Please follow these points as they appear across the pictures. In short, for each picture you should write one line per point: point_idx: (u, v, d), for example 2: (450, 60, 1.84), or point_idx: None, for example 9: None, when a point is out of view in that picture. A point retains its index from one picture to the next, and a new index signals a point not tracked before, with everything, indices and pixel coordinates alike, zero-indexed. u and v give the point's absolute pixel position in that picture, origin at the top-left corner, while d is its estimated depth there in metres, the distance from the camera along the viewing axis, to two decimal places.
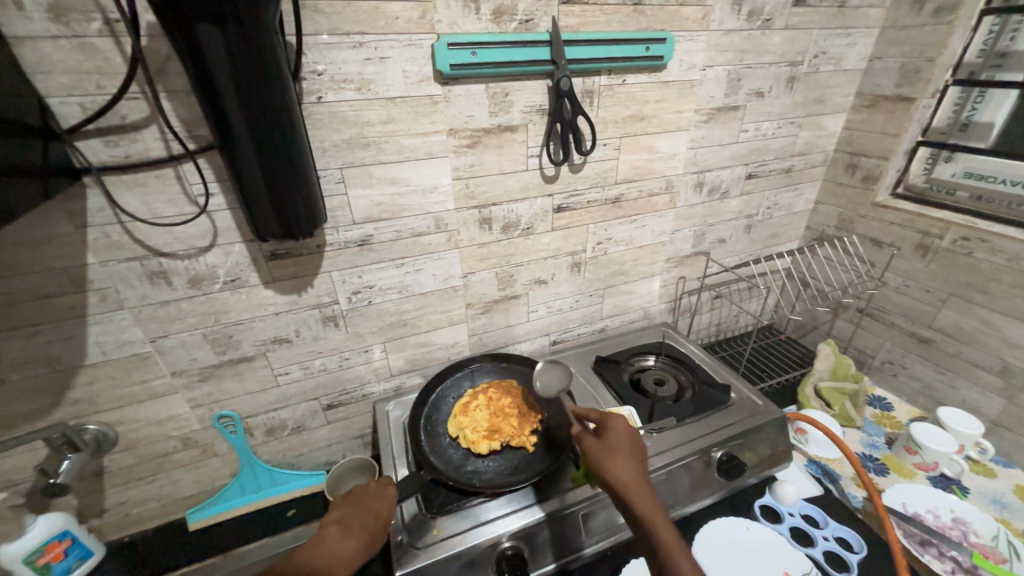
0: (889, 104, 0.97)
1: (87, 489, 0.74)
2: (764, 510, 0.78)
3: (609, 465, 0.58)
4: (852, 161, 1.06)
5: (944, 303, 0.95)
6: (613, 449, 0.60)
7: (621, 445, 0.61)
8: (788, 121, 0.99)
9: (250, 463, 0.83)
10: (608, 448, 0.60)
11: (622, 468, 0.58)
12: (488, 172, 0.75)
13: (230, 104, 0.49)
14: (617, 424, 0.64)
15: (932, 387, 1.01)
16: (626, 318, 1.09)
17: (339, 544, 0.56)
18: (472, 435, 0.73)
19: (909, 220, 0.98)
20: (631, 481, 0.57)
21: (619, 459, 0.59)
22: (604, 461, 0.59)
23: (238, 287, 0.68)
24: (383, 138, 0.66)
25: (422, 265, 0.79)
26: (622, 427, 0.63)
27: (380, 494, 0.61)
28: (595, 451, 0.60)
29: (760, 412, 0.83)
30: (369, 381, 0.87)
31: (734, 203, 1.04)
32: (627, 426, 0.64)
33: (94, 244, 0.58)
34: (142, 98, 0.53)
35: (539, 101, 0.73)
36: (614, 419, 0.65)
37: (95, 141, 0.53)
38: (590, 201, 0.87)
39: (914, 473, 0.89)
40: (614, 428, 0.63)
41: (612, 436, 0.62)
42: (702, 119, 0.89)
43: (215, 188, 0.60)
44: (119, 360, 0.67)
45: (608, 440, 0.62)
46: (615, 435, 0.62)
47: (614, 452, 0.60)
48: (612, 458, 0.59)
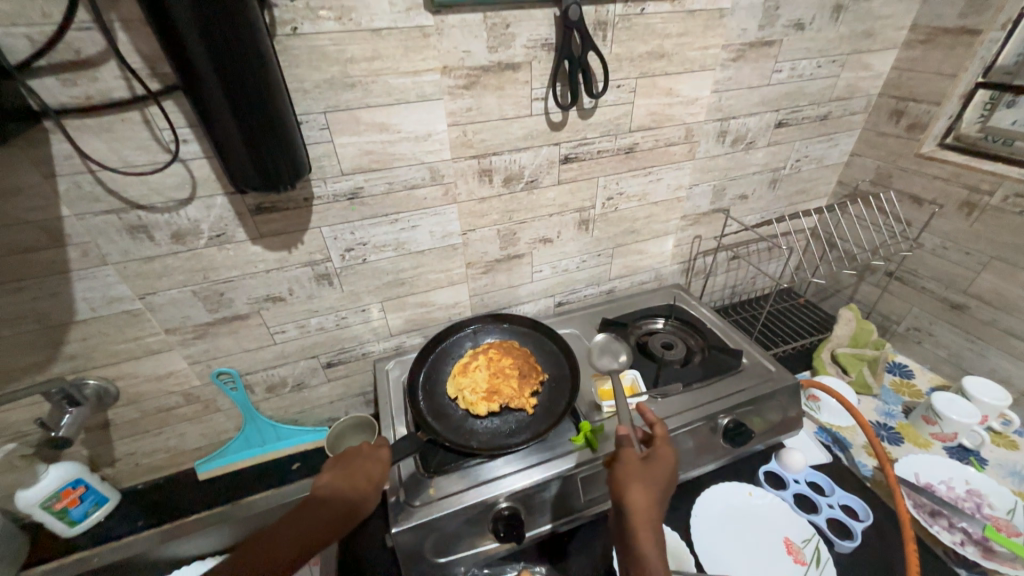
0: (948, 38, 0.85)
1: (96, 441, 0.76)
2: (768, 476, 0.76)
3: (635, 488, 0.53)
4: (898, 107, 0.95)
5: (984, 267, 0.88)
6: (648, 475, 0.55)
7: (659, 479, 0.55)
8: (828, 60, 0.88)
9: (253, 418, 0.84)
10: (645, 474, 0.54)
11: (647, 498, 0.52)
12: (487, 118, 0.69)
13: (187, 33, 0.42)
14: (662, 454, 0.58)
15: (959, 356, 0.95)
16: (636, 280, 1.04)
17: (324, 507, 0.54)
18: (471, 396, 0.71)
19: (956, 173, 0.88)
20: (649, 513, 0.51)
21: (648, 489, 0.53)
22: (632, 481, 0.53)
23: (224, 243, 0.65)
24: (370, 77, 0.59)
25: (418, 221, 0.74)
26: (665, 462, 0.57)
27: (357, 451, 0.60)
28: (630, 467, 0.55)
29: (772, 378, 0.79)
30: (368, 341, 0.85)
31: (760, 154, 0.95)
32: (672, 462, 0.58)
33: (66, 195, 0.55)
34: (94, 28, 0.48)
35: (544, 34, 0.65)
36: (663, 448, 0.59)
37: (50, 79, 0.48)
38: (600, 150, 0.80)
39: (929, 443, 0.86)
40: (660, 460, 0.57)
41: (655, 464, 0.56)
42: (731, 57, 0.79)
43: (187, 134, 0.56)
44: (110, 317, 0.65)
45: (648, 464, 0.56)
46: (656, 465, 0.56)
47: (647, 480, 0.54)
48: (642, 482, 0.53)
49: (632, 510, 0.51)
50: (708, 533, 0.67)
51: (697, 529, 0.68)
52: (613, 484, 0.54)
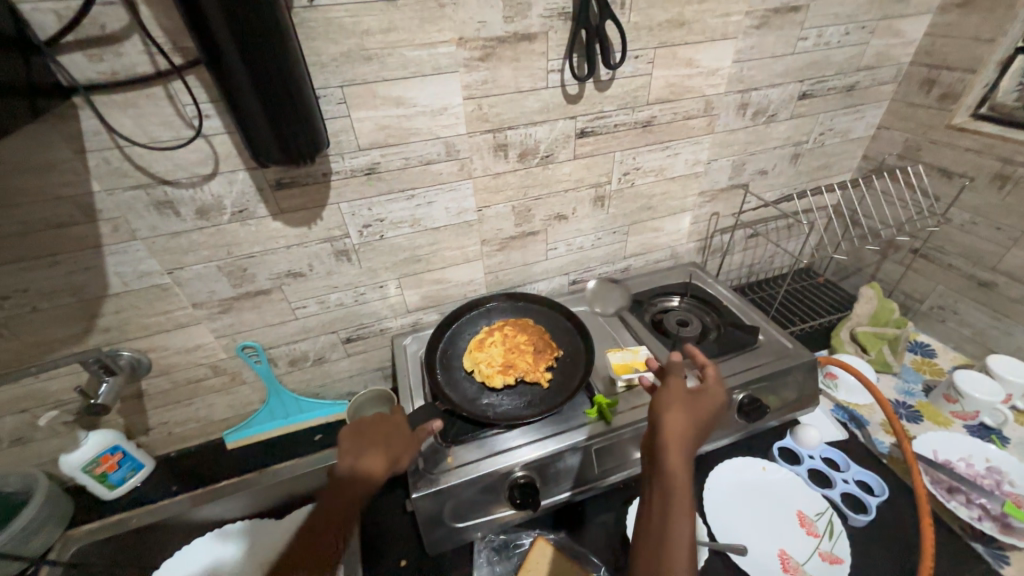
0: (988, 0, 0.80)
1: (131, 410, 0.80)
2: (782, 452, 0.77)
3: (674, 412, 0.55)
4: (930, 75, 0.91)
5: (1015, 242, 0.85)
6: (690, 406, 0.56)
7: (700, 411, 0.56)
8: (857, 26, 0.84)
9: (276, 391, 0.87)
10: (686, 403, 0.56)
11: (684, 422, 0.54)
12: (503, 91, 0.68)
13: (208, 5, 0.43)
14: (711, 394, 0.59)
15: (985, 334, 0.93)
16: (652, 258, 1.03)
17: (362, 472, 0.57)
18: (487, 369, 0.73)
19: (990, 145, 0.85)
20: (683, 435, 0.53)
21: (686, 416, 0.55)
22: (672, 406, 0.55)
23: (247, 219, 0.67)
24: (386, 50, 0.59)
25: (434, 197, 0.75)
26: (712, 402, 0.58)
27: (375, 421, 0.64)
28: (672, 396, 0.57)
29: (789, 355, 0.79)
30: (386, 317, 0.87)
31: (782, 127, 0.93)
32: (718, 403, 0.58)
33: (96, 171, 0.57)
34: (117, 2, 0.48)
35: (561, 3, 0.63)
36: (711, 388, 0.59)
37: (78, 55, 0.50)
38: (617, 124, 0.78)
39: (950, 421, 0.85)
40: (708, 399, 0.58)
41: (700, 400, 0.57)
42: (754, 24, 0.76)
43: (209, 109, 0.57)
44: (140, 291, 0.68)
45: (693, 398, 0.57)
46: (700, 402, 0.57)
47: (686, 408, 0.56)
48: (681, 409, 0.55)
49: (666, 428, 0.53)
50: (721, 505, 0.68)
51: (711, 501, 0.69)
52: (652, 409, 0.57)
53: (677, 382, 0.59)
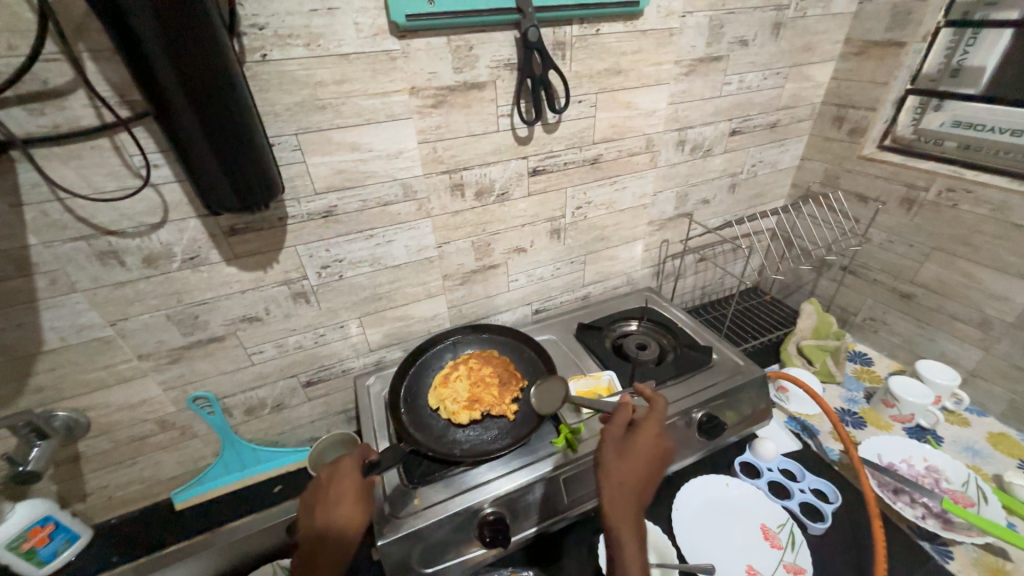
0: (878, 50, 0.92)
1: (65, 475, 0.74)
2: (743, 467, 0.79)
3: (611, 463, 0.57)
4: (839, 113, 1.02)
5: (927, 257, 0.95)
6: (627, 451, 0.58)
7: (636, 460, 0.57)
8: (773, 72, 0.94)
9: (231, 443, 0.82)
10: (621, 455, 0.58)
11: (622, 472, 0.56)
12: (456, 134, 0.71)
13: (158, 63, 0.44)
14: (646, 430, 0.61)
15: (912, 341, 1.02)
16: (610, 285, 1.08)
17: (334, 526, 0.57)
18: (452, 405, 0.72)
19: (895, 172, 0.95)
20: (624, 486, 0.55)
21: (625, 465, 0.57)
22: (608, 457, 0.58)
23: (198, 266, 0.65)
24: (340, 99, 0.61)
25: (393, 236, 0.76)
26: (648, 438, 0.60)
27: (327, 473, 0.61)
28: (608, 444, 0.59)
29: (741, 372, 0.83)
30: (347, 357, 0.85)
31: (718, 161, 1.01)
32: (655, 438, 0.60)
33: (33, 223, 0.55)
34: (62, 59, 0.49)
35: (507, 55, 0.68)
36: (646, 425, 0.61)
37: (17, 110, 0.49)
38: (567, 162, 0.83)
39: (890, 425, 0.91)
40: (643, 436, 0.60)
41: (636, 440, 0.60)
42: (683, 71, 0.84)
43: (158, 159, 0.56)
44: (79, 345, 0.64)
45: (630, 440, 0.59)
46: (637, 442, 0.59)
47: (623, 455, 0.58)
48: (618, 459, 0.58)
49: (605, 490, 0.55)
50: (688, 525, 0.69)
51: (678, 522, 0.70)
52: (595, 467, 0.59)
53: (614, 427, 0.61)
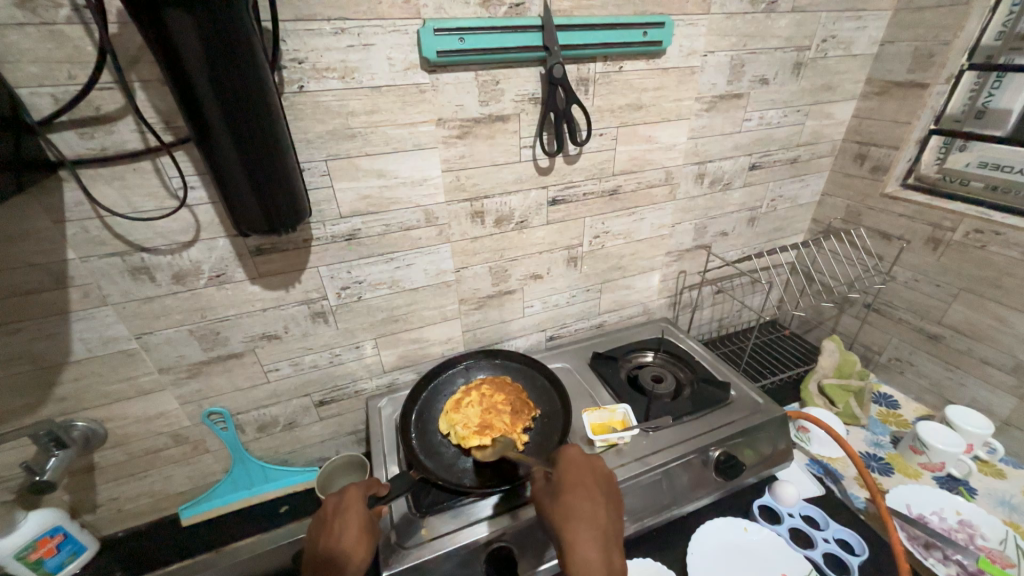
0: (901, 91, 0.93)
1: (77, 486, 0.74)
2: (762, 510, 0.76)
3: (553, 509, 0.56)
4: (861, 150, 1.02)
5: (955, 298, 0.92)
6: (559, 490, 0.57)
7: (570, 492, 0.57)
8: (793, 109, 0.95)
9: (241, 459, 0.82)
10: (558, 496, 0.57)
11: (564, 510, 0.55)
12: (480, 164, 0.73)
13: (205, 96, 0.46)
14: (570, 458, 0.61)
15: (941, 385, 0.98)
16: (625, 314, 1.07)
17: (333, 550, 0.56)
18: (462, 431, 0.71)
19: (919, 212, 0.94)
20: (573, 519, 0.54)
21: (564, 501, 0.56)
22: (549, 508, 0.57)
23: (223, 283, 0.67)
24: (369, 129, 0.64)
25: (413, 260, 0.77)
26: (569, 465, 0.60)
27: (335, 500, 0.60)
28: (543, 499, 0.58)
29: (760, 411, 0.81)
30: (361, 378, 0.85)
31: (737, 194, 1.01)
32: (577, 461, 0.60)
33: (73, 239, 0.57)
34: (115, 88, 0.52)
35: (532, 90, 0.70)
36: (567, 453, 0.62)
37: (70, 133, 0.52)
38: (586, 193, 0.84)
39: (919, 473, 0.87)
40: (561, 465, 0.60)
41: (561, 472, 0.59)
42: (704, 108, 0.85)
43: (195, 181, 0.59)
44: (105, 357, 0.66)
45: (559, 479, 0.59)
46: (563, 474, 0.59)
47: (560, 495, 0.57)
48: (557, 501, 0.56)
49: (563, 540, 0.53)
50: (704, 571, 0.66)
51: (694, 568, 0.67)
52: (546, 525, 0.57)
53: (540, 478, 0.61)
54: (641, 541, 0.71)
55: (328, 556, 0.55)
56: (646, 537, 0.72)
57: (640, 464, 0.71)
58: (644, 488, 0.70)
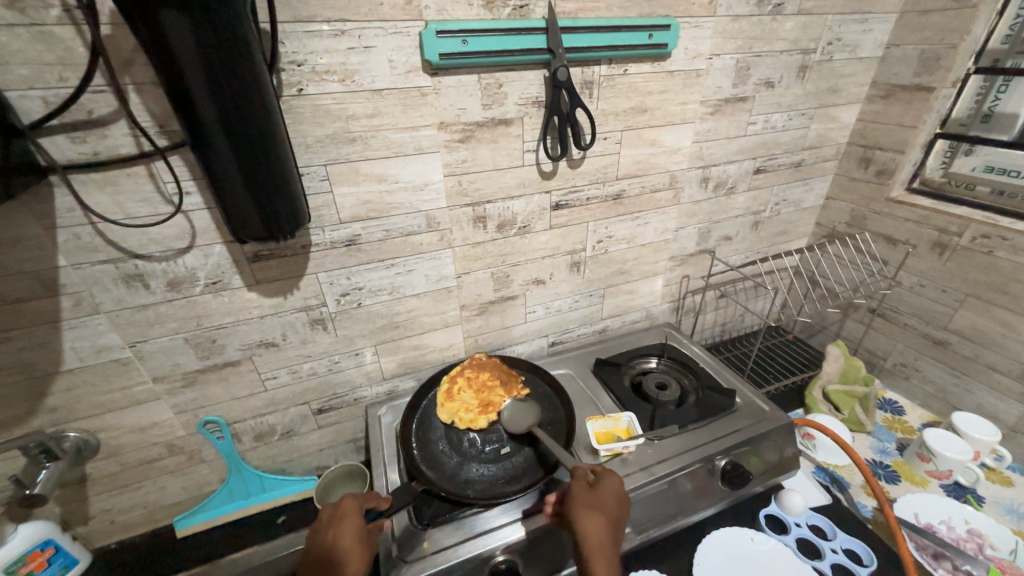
0: (906, 94, 0.92)
1: (69, 497, 0.72)
2: (769, 520, 0.75)
3: (585, 518, 0.54)
4: (866, 154, 1.01)
5: (961, 303, 0.91)
6: (595, 503, 0.56)
7: (608, 508, 0.56)
8: (798, 113, 0.94)
9: (238, 469, 0.81)
10: (595, 504, 0.56)
11: (597, 522, 0.54)
12: (482, 168, 0.72)
13: (200, 97, 0.45)
14: (613, 478, 0.60)
15: (946, 391, 0.97)
16: (628, 318, 1.05)
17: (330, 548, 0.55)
18: (468, 415, 0.74)
19: (925, 216, 0.94)
20: (604, 536, 0.53)
21: (597, 517, 0.55)
22: (580, 512, 0.55)
23: (220, 290, 0.65)
24: (370, 132, 0.62)
25: (414, 266, 0.76)
26: (617, 487, 0.58)
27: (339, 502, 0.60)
28: (578, 500, 0.57)
29: (766, 419, 0.80)
30: (360, 386, 0.84)
31: (741, 199, 1.00)
32: (620, 488, 0.59)
33: (65, 246, 0.56)
34: (109, 91, 0.50)
35: (535, 93, 0.69)
36: (612, 474, 0.61)
37: (61, 137, 0.50)
38: (589, 197, 0.83)
39: (926, 481, 0.86)
40: (609, 481, 0.59)
41: (604, 488, 0.58)
42: (709, 111, 0.84)
43: (190, 187, 0.57)
44: (97, 366, 0.64)
45: (599, 491, 0.58)
46: (607, 492, 0.58)
47: (594, 508, 0.56)
48: (591, 512, 0.55)
49: (587, 545, 0.53)
50: None
51: None
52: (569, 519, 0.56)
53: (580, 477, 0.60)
54: (646, 553, 0.70)
55: (329, 556, 0.55)
56: (651, 548, 0.70)
57: (645, 474, 0.69)
58: (650, 499, 0.68)
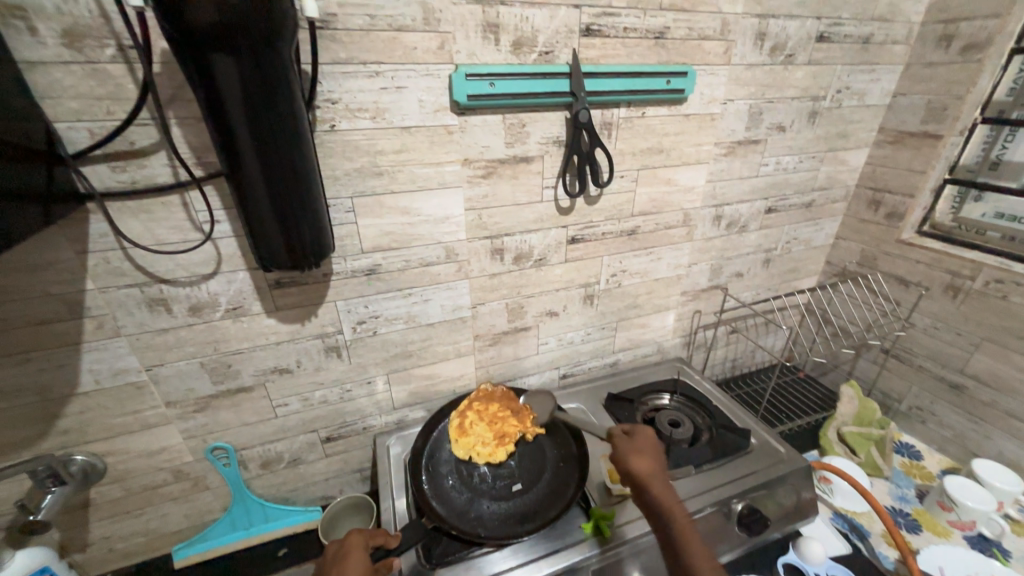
0: (914, 140, 0.94)
1: (70, 523, 0.71)
2: (788, 569, 0.72)
3: (634, 459, 0.61)
4: (875, 197, 1.03)
5: (977, 347, 0.91)
6: (639, 446, 0.63)
7: (649, 450, 0.63)
8: (809, 156, 0.96)
9: (241, 497, 0.79)
10: (637, 449, 0.63)
11: (646, 465, 0.60)
12: (501, 203, 0.73)
13: (241, 134, 0.47)
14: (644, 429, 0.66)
15: (965, 437, 0.95)
16: (639, 352, 1.05)
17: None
18: (486, 449, 0.72)
19: (937, 259, 0.94)
20: (655, 473, 0.60)
21: (646, 457, 0.61)
22: (628, 457, 0.61)
23: (240, 316, 0.66)
24: (396, 167, 0.64)
25: (430, 295, 0.76)
26: (650, 432, 0.66)
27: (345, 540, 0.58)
28: (622, 449, 0.63)
29: (783, 461, 0.78)
30: (370, 415, 0.83)
31: (753, 237, 1.01)
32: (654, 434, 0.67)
33: (94, 270, 0.57)
34: (152, 124, 0.52)
35: (556, 132, 0.71)
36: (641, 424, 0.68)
37: (102, 167, 0.52)
38: (605, 232, 0.84)
39: (949, 531, 0.83)
40: (641, 429, 0.66)
41: (639, 436, 0.65)
42: (723, 152, 0.87)
43: (221, 215, 0.59)
44: (112, 389, 0.64)
45: (635, 440, 0.64)
46: (643, 438, 0.64)
47: (641, 452, 0.62)
48: (638, 455, 0.61)
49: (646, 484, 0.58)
50: None
51: None
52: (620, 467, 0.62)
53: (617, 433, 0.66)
54: None
55: None
56: None
57: None
58: None
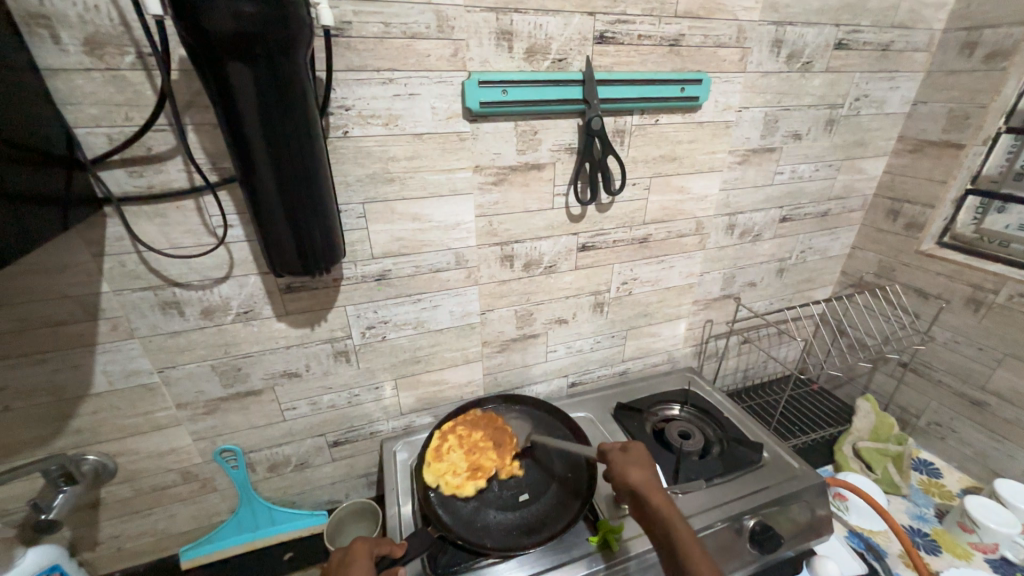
0: (935, 150, 0.92)
1: (81, 521, 0.71)
2: None
3: (630, 469, 0.61)
4: (894, 207, 1.01)
5: (999, 363, 0.88)
6: (634, 457, 0.63)
7: (644, 460, 0.63)
8: (825, 164, 0.95)
9: (248, 500, 0.79)
10: (633, 460, 0.62)
11: (642, 474, 0.60)
12: (512, 210, 0.73)
13: (255, 139, 0.47)
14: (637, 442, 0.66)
15: (986, 455, 0.92)
16: (649, 361, 1.03)
17: None
18: (455, 479, 0.69)
19: (957, 271, 0.92)
20: (653, 482, 0.59)
21: (642, 467, 0.61)
22: (625, 468, 0.61)
23: (251, 319, 0.66)
24: (408, 173, 0.64)
25: (439, 301, 0.76)
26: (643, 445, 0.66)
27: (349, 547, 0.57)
28: (616, 461, 0.62)
29: (797, 476, 0.76)
30: (377, 420, 0.83)
31: (767, 246, 1.00)
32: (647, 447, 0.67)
33: (110, 273, 0.57)
34: (169, 130, 0.53)
35: (568, 140, 0.71)
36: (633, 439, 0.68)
37: (120, 171, 0.53)
38: (616, 240, 0.84)
39: (970, 554, 0.80)
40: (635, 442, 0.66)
41: (633, 448, 0.65)
42: (737, 160, 0.85)
43: (234, 220, 0.59)
44: (125, 390, 0.65)
45: (630, 453, 0.64)
46: (638, 449, 0.64)
47: (638, 463, 0.62)
48: (634, 466, 0.61)
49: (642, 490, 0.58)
50: None
51: None
52: (617, 478, 0.61)
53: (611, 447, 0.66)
54: None
55: None
56: None
57: None
58: None
